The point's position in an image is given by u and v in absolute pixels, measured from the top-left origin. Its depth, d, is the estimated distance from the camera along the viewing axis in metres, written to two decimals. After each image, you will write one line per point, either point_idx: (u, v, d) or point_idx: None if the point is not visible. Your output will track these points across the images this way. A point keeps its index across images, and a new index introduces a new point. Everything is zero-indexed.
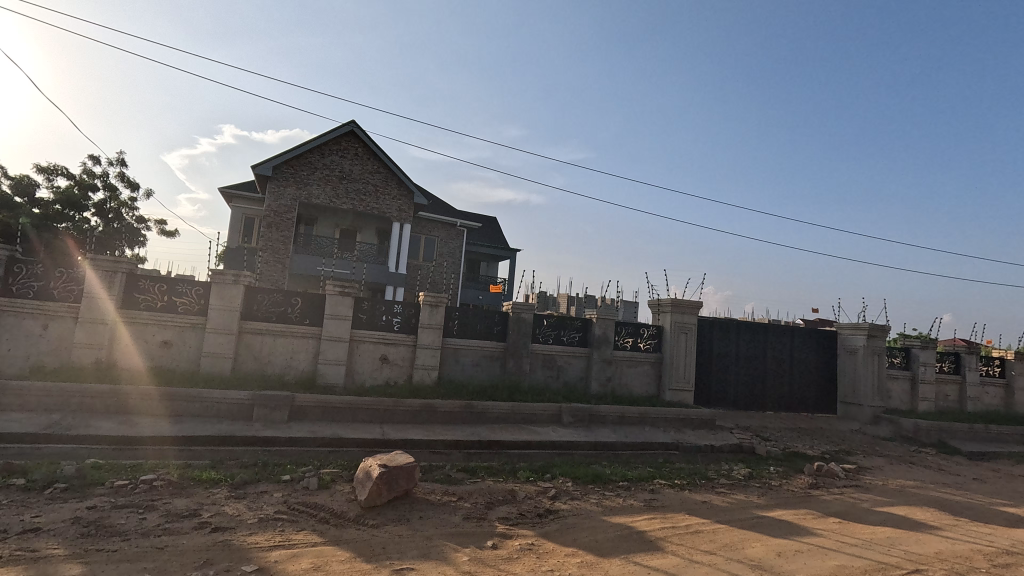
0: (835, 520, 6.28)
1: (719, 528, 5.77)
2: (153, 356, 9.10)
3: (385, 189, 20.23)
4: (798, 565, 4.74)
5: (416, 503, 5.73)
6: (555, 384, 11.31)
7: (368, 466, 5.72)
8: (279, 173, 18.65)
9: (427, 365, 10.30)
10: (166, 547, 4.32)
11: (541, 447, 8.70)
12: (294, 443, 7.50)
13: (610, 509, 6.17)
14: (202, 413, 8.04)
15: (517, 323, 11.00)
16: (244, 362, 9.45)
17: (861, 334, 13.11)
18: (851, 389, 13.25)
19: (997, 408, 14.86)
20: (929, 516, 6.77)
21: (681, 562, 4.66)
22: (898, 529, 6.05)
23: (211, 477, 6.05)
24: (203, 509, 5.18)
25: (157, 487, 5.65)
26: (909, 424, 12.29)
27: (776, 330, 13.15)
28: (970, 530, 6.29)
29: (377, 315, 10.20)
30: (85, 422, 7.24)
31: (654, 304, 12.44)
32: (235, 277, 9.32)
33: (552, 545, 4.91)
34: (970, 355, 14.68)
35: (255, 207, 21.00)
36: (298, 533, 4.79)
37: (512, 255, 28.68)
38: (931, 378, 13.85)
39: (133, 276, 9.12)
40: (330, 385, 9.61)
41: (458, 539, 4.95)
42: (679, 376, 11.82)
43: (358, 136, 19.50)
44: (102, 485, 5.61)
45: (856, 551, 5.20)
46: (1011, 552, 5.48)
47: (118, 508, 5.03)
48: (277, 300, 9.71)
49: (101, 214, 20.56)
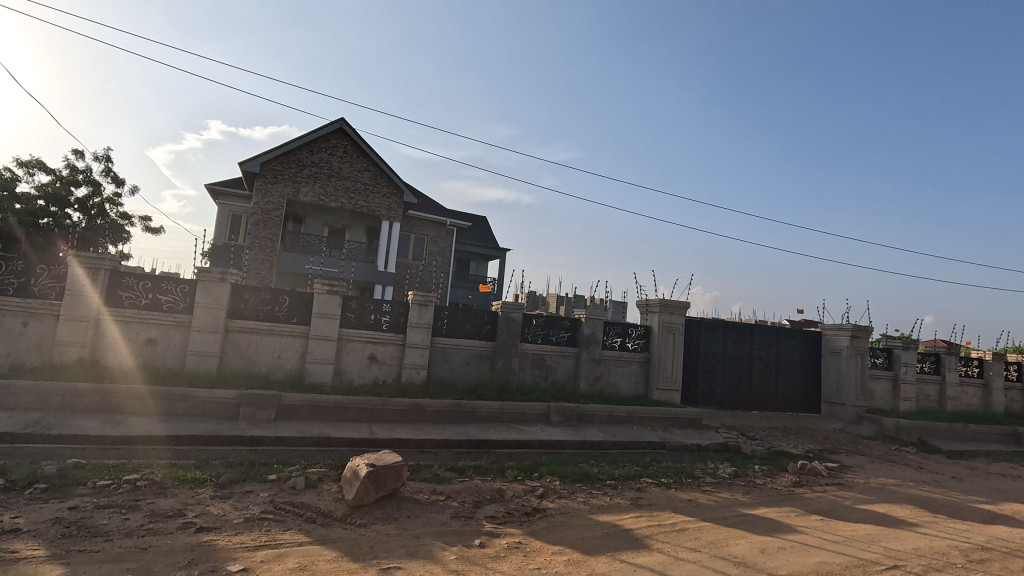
0: (817, 517, 6.40)
1: (704, 525, 5.85)
2: (137, 355, 8.97)
3: (375, 188, 20.09)
4: (780, 562, 4.82)
5: (404, 502, 5.74)
6: (544, 383, 11.36)
7: (355, 465, 5.70)
8: (266, 170, 18.47)
9: (416, 364, 10.29)
10: (150, 548, 4.28)
11: (530, 445, 8.74)
12: (281, 442, 7.46)
13: (597, 508, 6.22)
14: (187, 412, 7.95)
15: (506, 322, 11.02)
16: (231, 361, 9.37)
17: (845, 335, 13.33)
18: (834, 388, 13.46)
19: (975, 408, 15.19)
20: (908, 513, 6.91)
21: (666, 560, 4.72)
22: (878, 526, 6.18)
23: (196, 476, 5.99)
24: (187, 509, 5.14)
25: (141, 486, 5.59)
26: (890, 423, 12.53)
27: (762, 330, 13.31)
28: (947, 526, 6.45)
29: (366, 314, 10.15)
30: (68, 422, 7.13)
31: (642, 304, 12.53)
32: (221, 274, 9.22)
33: (539, 544, 4.94)
34: (950, 356, 14.99)
35: (243, 204, 20.77)
36: (284, 533, 4.77)
37: (502, 254, 28.68)
38: (912, 378, 14.12)
39: (117, 272, 8.98)
40: (317, 384, 9.54)
41: (445, 537, 4.97)
42: (666, 376, 11.92)
43: (347, 134, 19.35)
44: (84, 485, 5.53)
45: (837, 547, 5.30)
46: (987, 549, 5.61)
47: (100, 508, 4.96)
48: (264, 298, 9.62)
49: (85, 210, 20.22)
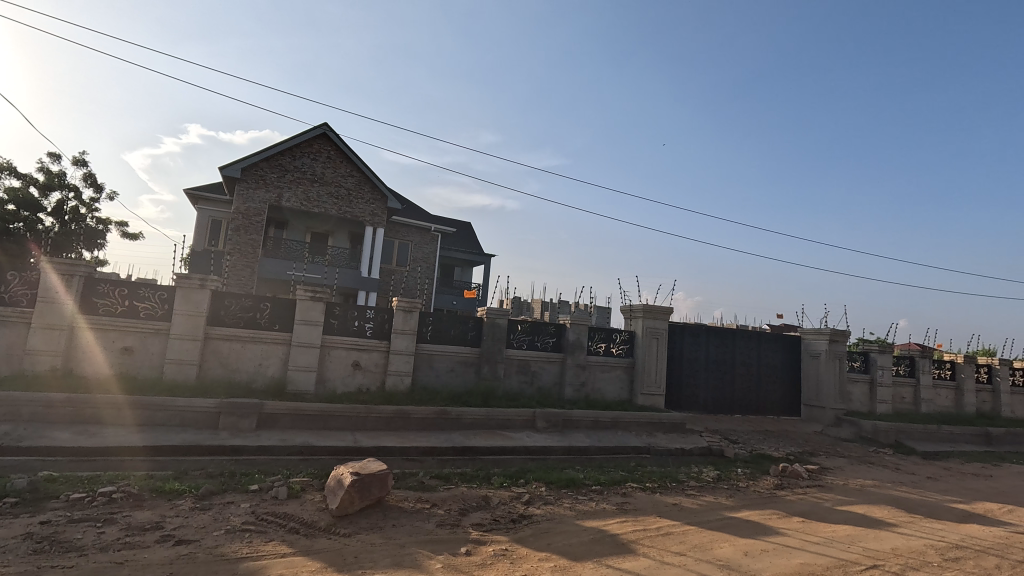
0: (799, 519, 6.49)
1: (688, 529, 5.89)
2: (114, 364, 8.76)
3: (359, 193, 19.96)
4: (764, 564, 4.88)
5: (390, 510, 5.68)
6: (529, 389, 11.37)
7: (339, 474, 5.63)
8: (247, 174, 18.24)
9: (400, 371, 10.21)
10: (127, 562, 4.17)
11: (516, 451, 8.70)
12: (263, 452, 7.32)
13: (584, 514, 6.23)
14: (166, 422, 7.76)
15: (491, 329, 11.01)
16: (211, 369, 9.20)
17: (823, 339, 13.61)
18: (814, 391, 13.72)
19: (948, 409, 15.62)
20: (886, 513, 7.07)
21: (652, 564, 4.75)
22: (857, 527, 6.30)
23: (176, 488, 5.85)
24: (166, 522, 5.01)
25: (117, 499, 5.44)
26: (868, 426, 12.80)
27: (744, 334, 13.50)
28: (923, 525, 6.60)
29: (350, 320, 10.05)
30: (39, 433, 6.91)
31: (627, 309, 12.62)
32: (202, 281, 9.07)
33: (526, 551, 4.93)
34: (924, 359, 15.41)
35: (223, 210, 20.43)
36: (267, 544, 4.69)
37: (487, 261, 28.67)
38: (888, 381, 14.44)
39: (92, 279, 8.76)
40: (299, 392, 9.39)
41: (432, 546, 4.94)
42: (651, 380, 12.04)
43: (331, 139, 19.24)
44: (57, 498, 5.36)
45: (818, 548, 5.39)
46: (962, 547, 5.76)
47: (74, 522, 4.81)
48: (246, 305, 9.46)
49: (59, 215, 19.72)
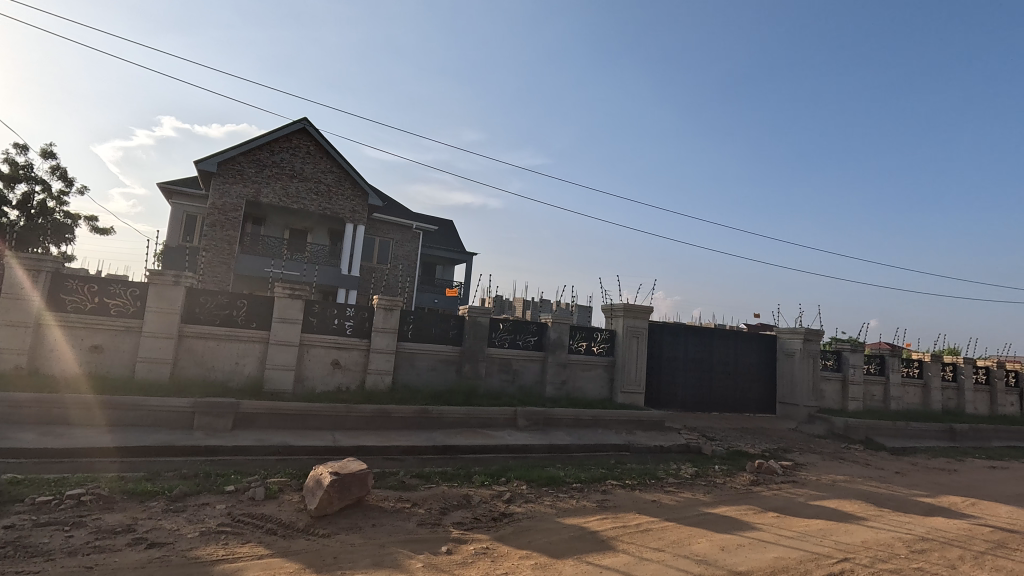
0: (773, 514, 6.64)
1: (667, 525, 5.98)
2: (83, 362, 8.50)
3: (339, 190, 19.69)
4: (740, 559, 4.98)
5: (369, 510, 5.64)
6: (510, 388, 11.38)
7: (318, 475, 5.57)
8: (224, 169, 17.86)
9: (381, 370, 10.12)
10: (97, 566, 4.05)
11: (497, 450, 8.71)
12: (240, 452, 7.19)
13: (565, 511, 6.27)
14: (138, 422, 7.57)
15: (473, 327, 10.99)
16: (186, 368, 8.99)
17: (798, 338, 13.93)
18: (789, 389, 14.04)
19: (916, 406, 16.13)
20: (857, 507, 7.27)
21: (631, 560, 4.81)
22: (829, 521, 6.47)
23: (148, 489, 5.71)
24: (138, 525, 4.88)
25: (86, 502, 5.28)
26: (840, 423, 13.15)
27: (721, 333, 13.73)
28: (891, 519, 6.82)
29: (329, 319, 9.92)
30: (3, 434, 6.67)
31: (608, 308, 12.72)
32: (176, 278, 8.85)
33: (506, 549, 4.94)
34: (893, 357, 15.89)
35: (198, 204, 19.96)
36: (243, 546, 4.61)
37: (469, 259, 28.60)
38: (859, 379, 14.85)
39: (60, 275, 8.47)
40: (277, 391, 9.25)
41: (413, 545, 4.91)
42: (630, 379, 12.17)
43: (310, 134, 18.94)
44: (22, 502, 5.17)
45: (792, 543, 5.52)
46: (927, 539, 5.96)
47: (40, 526, 4.66)
48: (222, 302, 9.26)
49: (25, 208, 19.04)
